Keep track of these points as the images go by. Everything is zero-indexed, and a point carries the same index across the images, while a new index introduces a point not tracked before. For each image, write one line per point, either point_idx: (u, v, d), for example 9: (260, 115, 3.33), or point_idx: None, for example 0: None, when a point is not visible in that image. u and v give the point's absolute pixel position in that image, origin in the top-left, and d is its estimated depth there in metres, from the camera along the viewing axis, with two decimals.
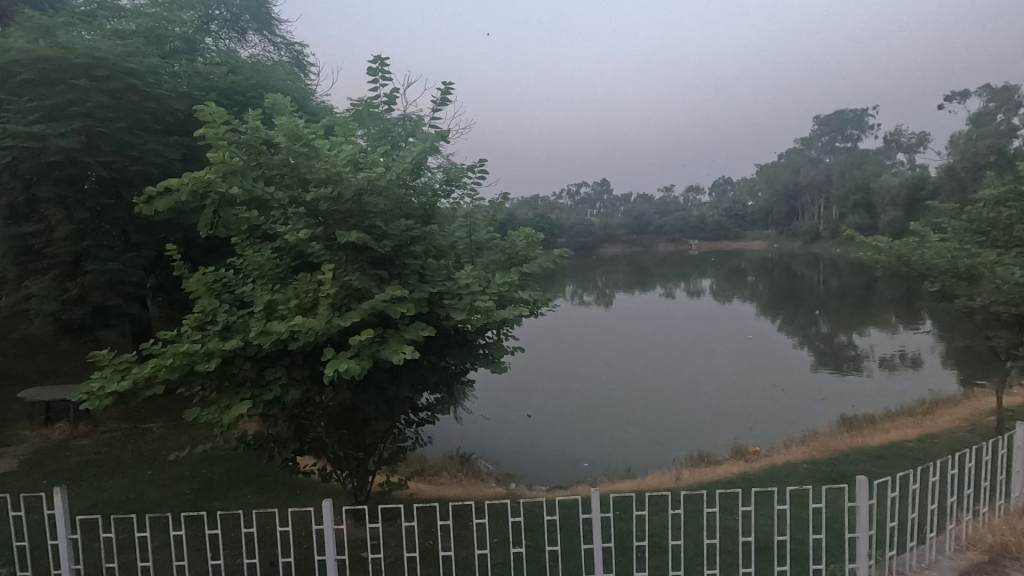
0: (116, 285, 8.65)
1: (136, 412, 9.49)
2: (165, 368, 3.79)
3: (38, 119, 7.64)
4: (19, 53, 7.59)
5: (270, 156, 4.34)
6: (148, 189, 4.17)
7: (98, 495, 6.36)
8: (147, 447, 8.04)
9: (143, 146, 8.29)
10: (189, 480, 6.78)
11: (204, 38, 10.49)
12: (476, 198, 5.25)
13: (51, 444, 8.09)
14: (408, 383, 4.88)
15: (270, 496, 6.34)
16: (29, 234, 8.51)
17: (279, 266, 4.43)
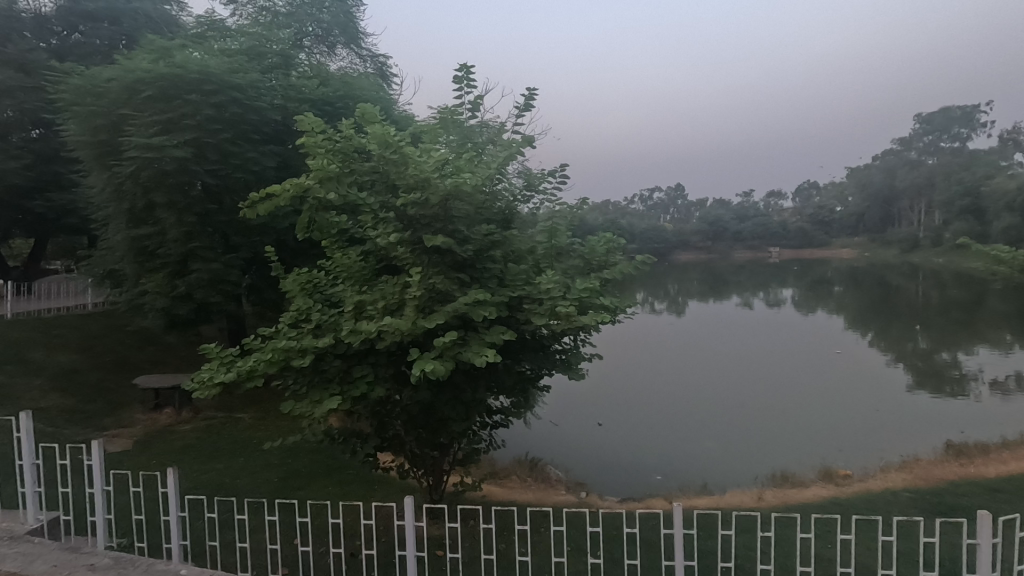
0: (217, 284, 9.38)
1: (231, 403, 10.21)
2: (264, 362, 4.04)
3: (157, 131, 8.45)
4: (142, 73, 8.43)
5: (361, 164, 4.54)
6: (253, 194, 4.46)
7: (198, 478, 6.87)
8: (240, 435, 8.63)
9: (244, 154, 8.93)
10: (276, 468, 7.21)
11: (298, 54, 11.19)
12: (556, 203, 5.24)
13: (159, 428, 8.87)
14: (485, 386, 4.93)
15: (350, 490, 6.61)
16: (145, 237, 9.40)
17: (366, 268, 4.61)
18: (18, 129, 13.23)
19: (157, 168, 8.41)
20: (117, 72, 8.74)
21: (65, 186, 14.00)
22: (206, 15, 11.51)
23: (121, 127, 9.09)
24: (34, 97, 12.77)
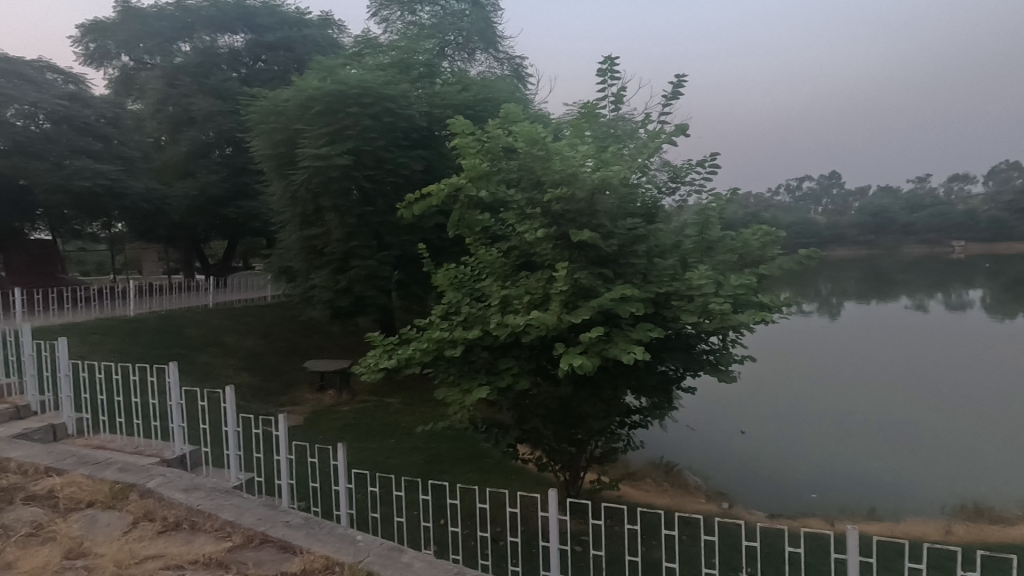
0: (372, 279, 10.30)
1: (382, 388, 11.15)
2: (420, 350, 4.32)
3: (325, 143, 9.45)
4: (313, 91, 9.49)
5: (508, 162, 4.68)
6: (409, 195, 4.77)
7: (357, 454, 7.60)
8: (390, 418, 9.40)
9: (396, 160, 9.68)
10: (423, 451, 7.74)
11: (442, 63, 11.85)
12: (704, 195, 4.95)
13: (324, 407, 9.95)
14: (627, 384, 4.82)
15: (489, 478, 6.88)
16: (314, 237, 10.57)
17: (509, 264, 4.74)
18: (217, 148, 15.62)
19: (324, 175, 9.38)
20: (293, 93, 9.90)
21: (250, 195, 16.22)
22: (362, 35, 12.62)
23: (295, 141, 10.31)
24: (228, 120, 14.95)
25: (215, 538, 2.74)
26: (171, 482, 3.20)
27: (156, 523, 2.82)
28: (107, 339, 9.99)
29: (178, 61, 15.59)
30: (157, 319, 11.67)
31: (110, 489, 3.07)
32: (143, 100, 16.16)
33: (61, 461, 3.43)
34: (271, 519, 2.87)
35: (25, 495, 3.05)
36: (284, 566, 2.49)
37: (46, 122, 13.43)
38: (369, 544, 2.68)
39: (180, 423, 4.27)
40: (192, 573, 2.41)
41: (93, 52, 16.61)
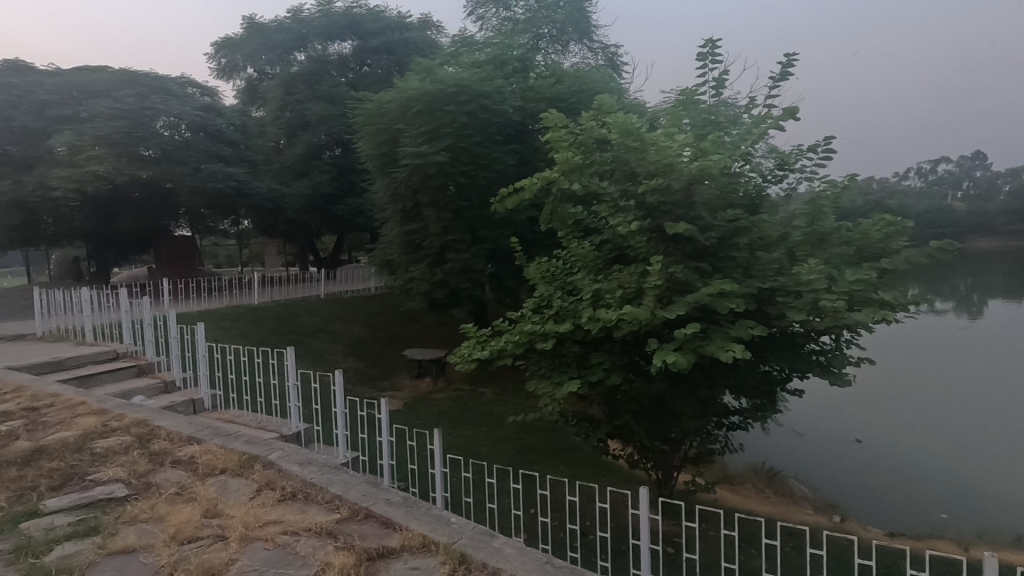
0: (467, 272, 10.62)
1: (475, 378, 11.49)
2: (512, 342, 4.39)
3: (423, 141, 9.79)
4: (413, 91, 9.89)
5: (601, 154, 4.61)
6: (502, 189, 4.85)
7: (452, 440, 7.91)
8: (483, 407, 9.68)
9: (490, 155, 9.88)
10: (513, 441, 7.89)
11: (536, 57, 11.88)
12: (817, 182, 4.57)
13: (421, 393, 10.45)
14: (725, 384, 4.60)
15: (579, 471, 6.89)
16: (413, 231, 11.07)
17: (601, 258, 4.69)
18: (328, 149, 16.80)
19: (423, 172, 9.74)
20: (395, 94, 10.37)
21: (357, 192, 17.30)
22: (459, 35, 12.95)
23: (396, 140, 10.81)
24: (337, 123, 16.01)
25: (326, 509, 2.98)
26: (289, 456, 3.53)
27: (276, 492, 3.13)
28: (235, 325, 11.13)
29: (295, 70, 16.90)
30: (277, 308, 12.82)
31: (239, 459, 3.45)
32: (265, 108, 17.72)
33: (200, 432, 3.89)
34: (375, 496, 3.07)
35: (172, 459, 3.50)
36: (386, 541, 2.66)
37: (187, 131, 15.17)
38: (463, 526, 2.79)
39: (296, 403, 4.69)
40: (306, 538, 2.65)
41: (224, 67, 18.44)
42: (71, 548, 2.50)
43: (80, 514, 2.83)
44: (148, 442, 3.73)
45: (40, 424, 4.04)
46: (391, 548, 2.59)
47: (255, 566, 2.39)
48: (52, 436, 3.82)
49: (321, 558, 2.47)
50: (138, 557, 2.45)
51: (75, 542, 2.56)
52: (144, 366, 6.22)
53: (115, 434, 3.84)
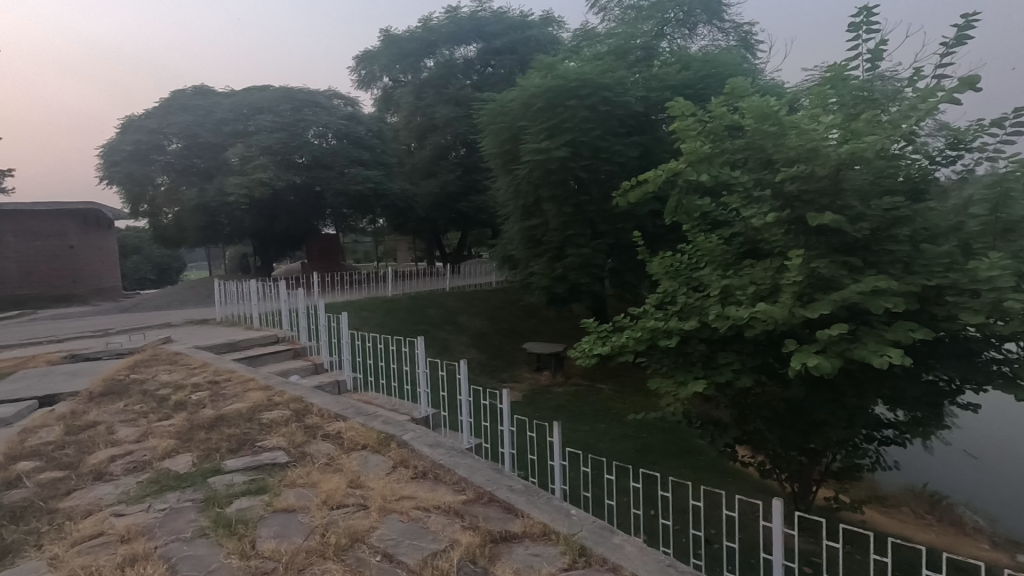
0: (587, 267, 10.59)
1: (594, 373, 11.44)
2: (634, 338, 4.27)
3: (544, 137, 9.83)
4: (535, 88, 9.94)
5: (733, 142, 4.34)
6: (625, 183, 4.73)
7: (570, 434, 7.92)
8: (601, 403, 9.58)
9: (611, 149, 9.74)
10: (632, 439, 7.73)
11: (661, 44, 11.44)
12: (1003, 162, 3.89)
13: (540, 386, 10.63)
14: (877, 393, 4.11)
15: (703, 476, 6.57)
16: (534, 227, 11.20)
17: (730, 253, 4.42)
18: (454, 150, 17.66)
19: (544, 168, 9.77)
20: (518, 93, 10.52)
21: (480, 190, 17.96)
22: (581, 27, 12.86)
23: (518, 137, 10.99)
24: (462, 124, 16.74)
25: (453, 490, 3.16)
26: (420, 437, 3.79)
27: (409, 470, 3.38)
28: (372, 315, 12.14)
29: (425, 76, 17.88)
30: (408, 300, 13.77)
31: (378, 437, 3.77)
32: (398, 113, 19.02)
33: (345, 410, 4.31)
34: (497, 482, 3.19)
35: (323, 432, 3.92)
36: (508, 526, 2.75)
37: (333, 139, 16.79)
38: (582, 519, 2.80)
39: (425, 388, 4.99)
40: (436, 515, 2.83)
41: (364, 78, 20.04)
42: (245, 503, 2.91)
43: (252, 474, 3.29)
44: (303, 416, 4.22)
45: (221, 396, 4.76)
46: (513, 533, 2.68)
47: (392, 536, 2.61)
48: (231, 406, 4.48)
49: (449, 535, 2.63)
50: (296, 516, 2.78)
51: (248, 498, 2.97)
52: (299, 349, 7.05)
53: (278, 407, 4.40)
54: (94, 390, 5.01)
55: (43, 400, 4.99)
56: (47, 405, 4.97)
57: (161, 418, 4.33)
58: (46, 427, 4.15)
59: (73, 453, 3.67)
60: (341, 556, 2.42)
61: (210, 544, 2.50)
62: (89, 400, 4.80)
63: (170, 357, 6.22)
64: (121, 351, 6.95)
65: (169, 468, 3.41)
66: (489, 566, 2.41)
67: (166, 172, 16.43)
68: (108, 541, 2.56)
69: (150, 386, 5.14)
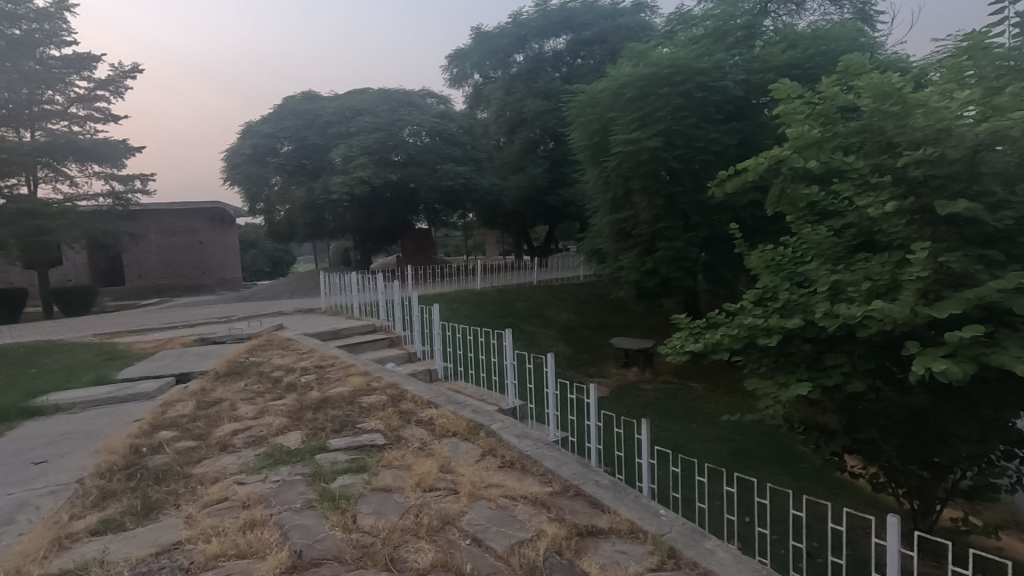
0: (679, 261, 10.23)
1: (685, 371, 11.05)
2: (729, 336, 4.05)
3: (635, 127, 9.41)
4: (626, 77, 9.50)
5: (847, 125, 3.99)
6: (722, 172, 4.49)
7: (659, 432, 7.69)
8: (693, 402, 9.22)
9: (707, 136, 9.33)
10: (727, 442, 7.38)
11: (763, 22, 10.73)
12: None
13: (628, 382, 10.43)
14: (1019, 405, 3.62)
15: (806, 485, 6.14)
16: (623, 220, 10.87)
17: (841, 246, 4.07)
18: (542, 143, 17.70)
19: (635, 159, 9.41)
20: (607, 83, 10.22)
21: (568, 182, 17.87)
22: (676, 11, 12.37)
23: (608, 129, 10.60)
24: (552, 117, 16.73)
25: (540, 481, 3.19)
26: (508, 428, 3.86)
27: (497, 459, 3.46)
28: (462, 307, 12.51)
29: (515, 71, 17.98)
30: (496, 293, 14.01)
31: (468, 425, 3.89)
32: (488, 109, 19.35)
33: (437, 398, 4.49)
34: (584, 476, 3.18)
35: (417, 418, 4.11)
36: (595, 521, 2.74)
37: (427, 136, 17.42)
38: (671, 519, 2.72)
39: (513, 380, 5.06)
40: (523, 505, 2.87)
41: (456, 76, 20.56)
42: (348, 480, 3.12)
43: (353, 454, 3.52)
44: (399, 402, 4.45)
45: (326, 379, 5.14)
46: (599, 528, 2.66)
47: (481, 522, 2.69)
48: (336, 389, 4.83)
49: (536, 525, 2.66)
50: (392, 496, 2.95)
51: (350, 475, 3.19)
52: (394, 338, 7.42)
53: (376, 393, 4.67)
54: (220, 370, 5.60)
55: (178, 377, 5.65)
56: (182, 381, 5.63)
57: (275, 397, 4.75)
58: (181, 401, 4.69)
59: (203, 426, 4.13)
60: (434, 536, 2.53)
61: (316, 515, 2.71)
62: (216, 379, 5.37)
63: (282, 342, 6.78)
64: (241, 336, 7.69)
65: (282, 444, 3.73)
66: (575, 559, 2.41)
67: (279, 172, 17.89)
68: (232, 506, 2.85)
69: (266, 368, 5.64)
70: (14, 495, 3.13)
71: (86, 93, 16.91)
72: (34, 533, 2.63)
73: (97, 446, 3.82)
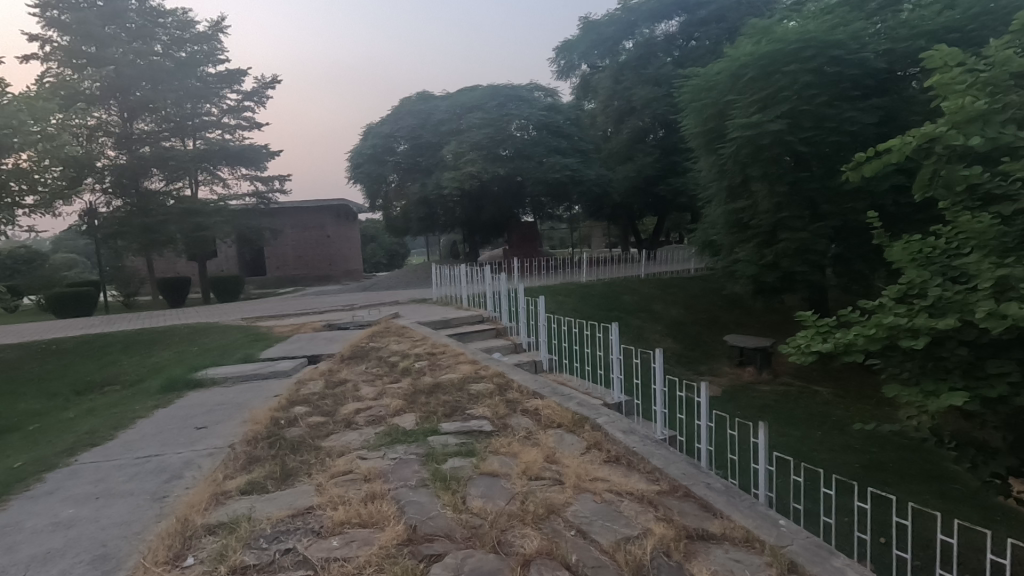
0: (804, 253, 9.39)
1: (809, 373, 10.17)
2: (864, 336, 3.63)
3: (755, 110, 8.78)
4: (746, 57, 8.88)
5: (1022, 93, 3.42)
6: (859, 154, 4.02)
7: (777, 437, 7.16)
8: (818, 408, 8.46)
9: (841, 116, 8.53)
10: (857, 453, 6.69)
11: None
12: None
13: (742, 382, 9.80)
14: None
15: (957, 508, 5.40)
16: (740, 210, 10.15)
17: (1008, 236, 3.51)
18: (652, 132, 17.15)
19: (754, 144, 8.74)
20: (724, 64, 9.59)
21: (679, 172, 17.13)
22: None
23: (724, 113, 10.00)
24: (663, 103, 16.09)
25: (647, 479, 3.11)
26: (614, 422, 3.81)
27: (603, 453, 3.42)
28: (567, 299, 12.49)
29: (624, 58, 17.47)
30: (601, 286, 13.81)
31: (572, 417, 3.89)
32: (595, 99, 19.09)
33: (542, 389, 4.54)
34: (694, 477, 3.04)
35: (523, 407, 4.19)
36: (706, 525, 2.61)
37: (534, 130, 17.56)
38: (793, 531, 2.53)
39: (618, 375, 4.97)
40: (629, 501, 2.82)
41: (563, 68, 20.41)
42: (458, 462, 3.26)
43: (463, 438, 3.67)
44: (506, 391, 4.56)
45: (437, 365, 5.40)
46: (711, 533, 2.54)
47: (586, 514, 2.68)
48: (448, 375, 5.07)
49: (643, 523, 2.60)
50: (500, 481, 3.03)
51: (461, 458, 3.33)
52: (501, 329, 7.61)
53: (484, 380, 4.83)
54: (345, 353, 6.10)
55: (310, 357, 6.23)
56: (313, 362, 6.20)
57: (392, 380, 5.08)
58: (312, 380, 5.18)
59: (331, 403, 4.53)
60: (539, 524, 2.57)
61: (429, 494, 2.86)
62: (341, 361, 5.85)
63: (398, 330, 7.22)
64: (362, 323, 8.30)
65: (399, 424, 3.99)
66: (683, 562, 2.33)
67: (396, 171, 19.02)
68: (355, 478, 3.10)
69: (384, 353, 6.05)
70: (182, 454, 3.66)
71: (235, 104, 19.08)
72: (196, 488, 3.05)
73: (245, 416, 4.33)
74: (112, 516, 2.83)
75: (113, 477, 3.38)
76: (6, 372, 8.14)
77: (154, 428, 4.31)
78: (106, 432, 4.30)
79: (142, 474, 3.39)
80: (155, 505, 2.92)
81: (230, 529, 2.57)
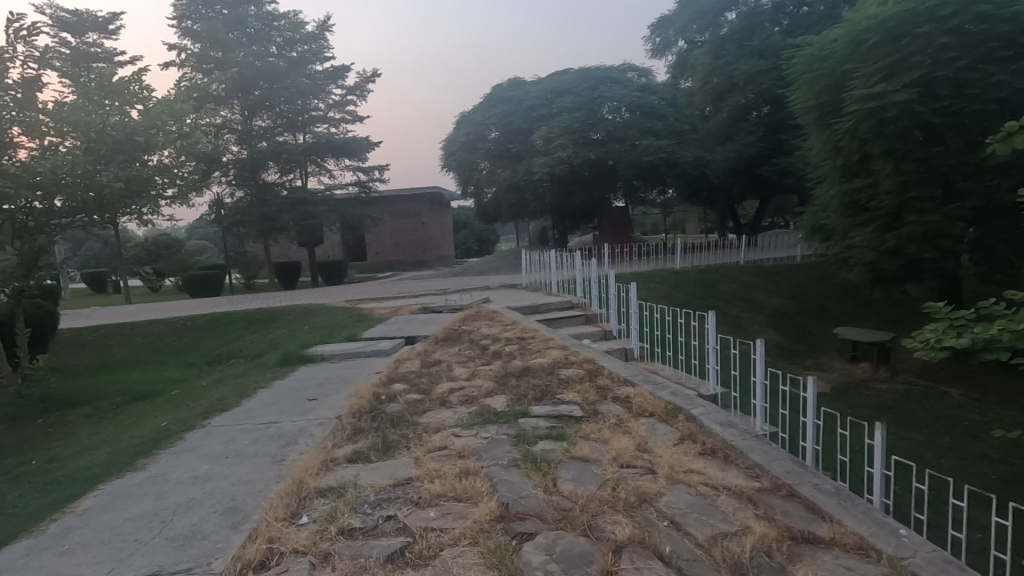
0: (934, 238, 8.37)
1: (936, 371, 9.14)
2: (1012, 331, 3.16)
3: (879, 79, 7.93)
4: (870, 21, 8.03)
5: None
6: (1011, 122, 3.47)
7: (895, 440, 6.52)
8: (947, 411, 7.59)
9: (986, 80, 7.55)
10: (993, 463, 5.95)
11: None
12: None
13: (855, 379, 9.01)
14: None
15: None
16: (857, 190, 9.24)
17: None
18: (756, 109, 16.07)
19: (876, 117, 7.91)
20: (843, 30, 8.72)
21: (786, 151, 15.91)
22: None
23: (841, 85, 9.12)
24: (769, 77, 14.99)
25: (746, 474, 2.97)
26: (711, 414, 3.66)
27: (698, 445, 3.31)
28: (660, 287, 12.11)
29: (725, 31, 16.38)
30: (697, 273, 13.23)
31: (666, 407, 3.79)
32: (692, 77, 18.16)
33: (634, 377, 4.45)
34: (801, 477, 2.85)
35: (613, 394, 4.14)
36: (813, 527, 2.45)
37: (627, 112, 17.07)
38: (915, 543, 2.30)
39: (715, 365, 4.74)
40: (726, 497, 2.70)
41: (658, 46, 19.57)
42: (548, 445, 3.30)
43: (554, 422, 3.69)
44: (595, 377, 4.53)
45: (528, 350, 5.46)
46: (819, 537, 2.37)
47: (680, 506, 2.61)
48: (538, 359, 5.11)
49: (741, 520, 2.49)
50: (590, 466, 3.02)
51: (551, 442, 3.36)
52: (590, 316, 7.54)
53: (573, 366, 4.82)
54: (439, 335, 6.34)
55: (407, 338, 6.54)
56: (410, 342, 6.51)
57: (483, 363, 5.22)
58: (410, 359, 5.44)
59: (427, 382, 4.74)
60: (631, 512, 2.54)
61: (521, 474, 2.92)
62: (436, 342, 6.10)
63: (489, 314, 7.38)
64: (455, 307, 8.56)
65: (490, 405, 4.09)
66: (787, 565, 2.20)
67: (487, 157, 19.31)
68: (451, 454, 3.23)
69: (476, 336, 6.21)
70: (297, 422, 4.00)
71: (340, 99, 20.24)
72: (309, 454, 3.33)
73: (350, 391, 4.64)
74: (240, 474, 3.17)
75: (239, 439, 3.77)
76: (153, 344, 9.34)
77: (272, 398, 4.75)
78: (233, 400, 4.80)
79: (262, 438, 3.75)
80: (275, 466, 3.23)
81: (339, 493, 2.79)
